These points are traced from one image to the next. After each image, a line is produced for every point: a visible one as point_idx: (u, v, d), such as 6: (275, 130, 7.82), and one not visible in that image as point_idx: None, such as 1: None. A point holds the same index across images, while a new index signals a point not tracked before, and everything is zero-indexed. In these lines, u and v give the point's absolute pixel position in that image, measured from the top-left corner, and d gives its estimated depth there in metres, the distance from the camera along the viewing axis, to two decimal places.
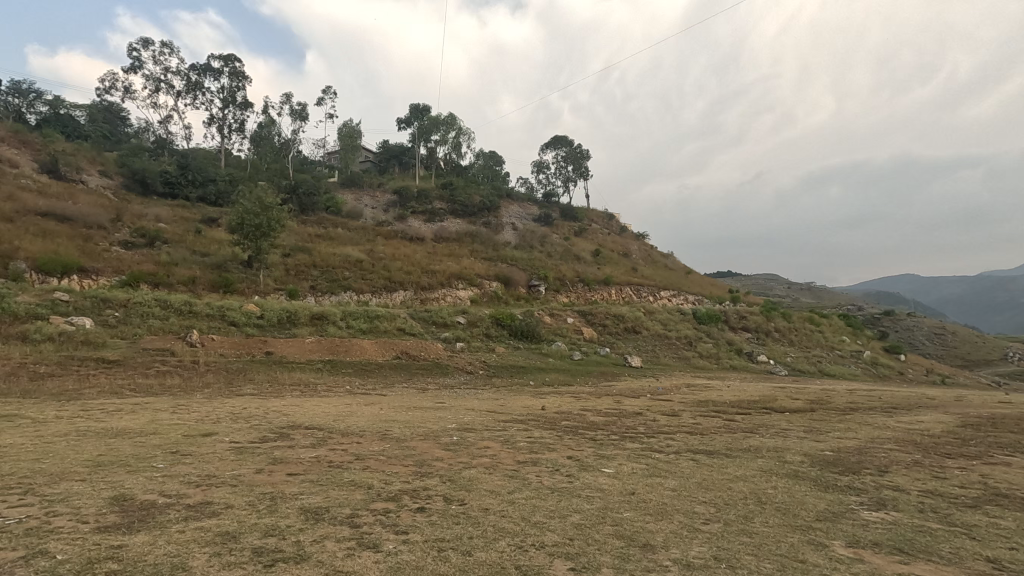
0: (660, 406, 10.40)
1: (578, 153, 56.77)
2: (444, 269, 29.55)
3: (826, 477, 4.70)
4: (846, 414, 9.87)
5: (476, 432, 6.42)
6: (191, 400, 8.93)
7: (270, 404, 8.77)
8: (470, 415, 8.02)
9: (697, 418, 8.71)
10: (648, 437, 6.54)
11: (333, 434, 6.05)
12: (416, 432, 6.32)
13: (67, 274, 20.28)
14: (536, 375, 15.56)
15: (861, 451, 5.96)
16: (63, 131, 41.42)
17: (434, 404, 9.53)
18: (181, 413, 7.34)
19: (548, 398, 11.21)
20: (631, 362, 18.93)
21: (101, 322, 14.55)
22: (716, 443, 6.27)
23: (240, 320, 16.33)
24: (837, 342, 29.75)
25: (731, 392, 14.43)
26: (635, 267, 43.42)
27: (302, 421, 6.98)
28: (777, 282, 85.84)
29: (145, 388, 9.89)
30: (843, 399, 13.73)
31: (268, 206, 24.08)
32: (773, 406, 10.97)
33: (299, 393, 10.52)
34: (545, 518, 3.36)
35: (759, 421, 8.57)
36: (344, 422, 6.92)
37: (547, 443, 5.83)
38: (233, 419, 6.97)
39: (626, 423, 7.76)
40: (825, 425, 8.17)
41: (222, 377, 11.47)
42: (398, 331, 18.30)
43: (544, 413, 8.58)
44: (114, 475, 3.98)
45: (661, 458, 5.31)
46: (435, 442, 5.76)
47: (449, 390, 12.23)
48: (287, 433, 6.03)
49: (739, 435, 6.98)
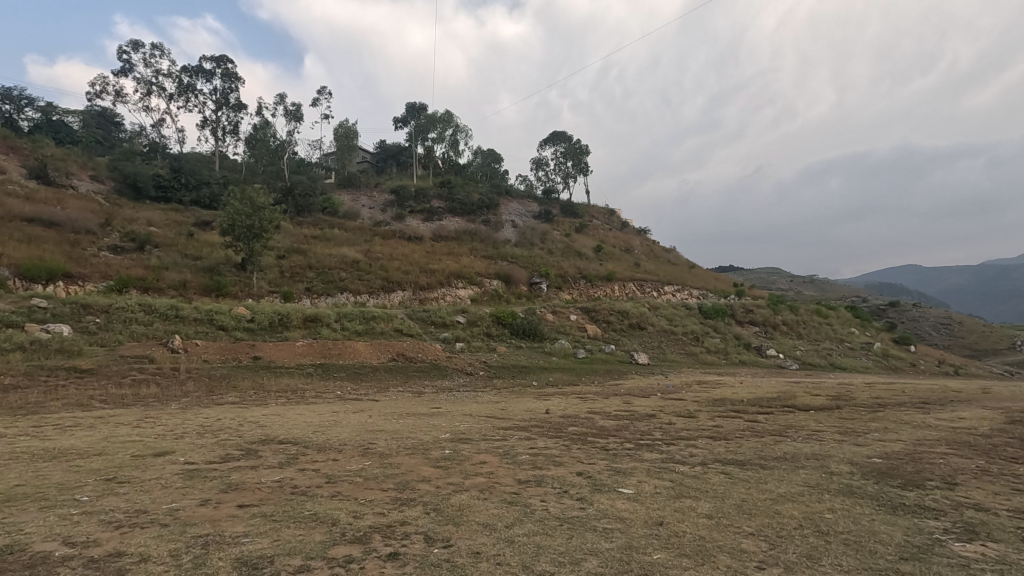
0: (673, 407, 9.64)
1: (577, 149, 55.98)
2: (443, 269, 28.81)
3: (888, 494, 3.91)
4: (876, 411, 9.13)
5: (473, 444, 5.66)
6: (164, 411, 8.19)
7: (248, 414, 7.99)
8: (469, 422, 7.27)
9: (715, 419, 7.96)
10: (666, 444, 5.79)
11: (308, 450, 5.27)
12: (405, 445, 5.56)
13: (53, 280, 19.61)
14: (538, 374, 14.82)
15: (916, 458, 5.18)
16: (53, 137, 40.79)
17: (430, 410, 8.75)
18: (147, 427, 6.58)
19: (553, 400, 10.46)
20: (638, 360, 18.20)
21: (81, 328, 13.85)
22: (745, 450, 5.51)
23: (229, 323, 15.59)
24: (846, 335, 28.98)
25: (744, 389, 13.64)
26: (638, 262, 42.65)
27: (276, 434, 6.18)
28: (779, 275, 85.04)
29: (116, 399, 9.14)
30: (865, 394, 12.90)
31: (259, 206, 23.31)
32: (794, 403, 10.20)
33: (285, 401, 9.73)
34: (553, 567, 2.60)
35: (784, 421, 7.80)
36: (324, 435, 6.13)
37: (554, 456, 5.05)
38: (200, 433, 6.19)
39: (640, 428, 7.00)
40: (859, 425, 7.42)
41: (204, 385, 10.74)
42: (396, 332, 17.58)
43: (548, 418, 7.83)
44: (19, 514, 3.23)
45: (688, 472, 4.54)
46: (424, 457, 5.00)
47: (446, 394, 11.52)
48: (255, 450, 5.26)
49: (766, 439, 6.26)
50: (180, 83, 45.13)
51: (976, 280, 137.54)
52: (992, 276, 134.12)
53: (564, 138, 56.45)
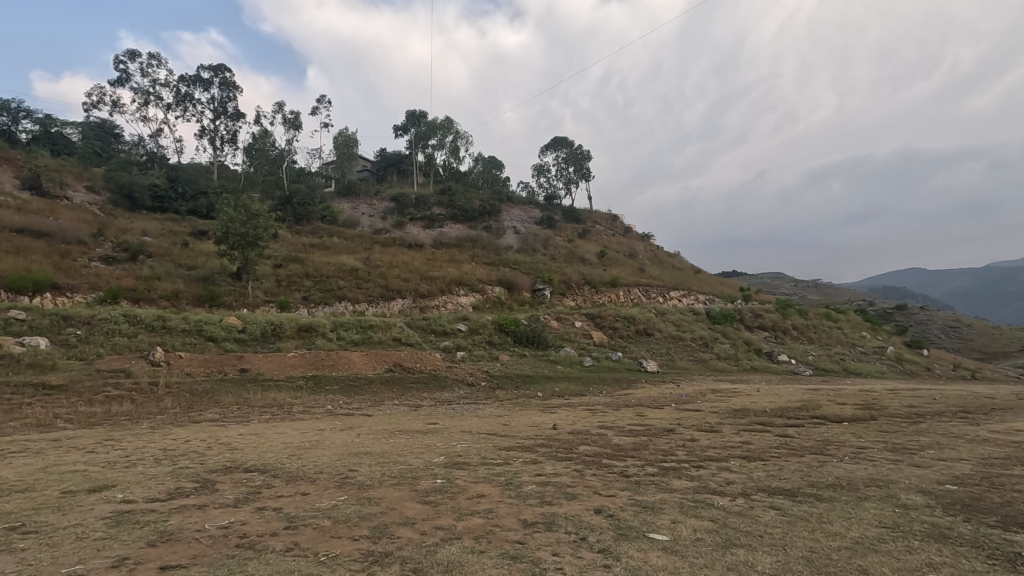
0: (692, 419, 8.82)
1: (579, 154, 55.26)
2: (444, 276, 28.07)
3: (993, 538, 3.09)
4: (917, 422, 8.26)
5: (470, 470, 4.86)
6: (132, 432, 7.40)
7: (223, 434, 7.18)
8: (468, 441, 6.45)
9: (742, 435, 7.12)
10: (693, 468, 4.99)
11: (275, 482, 4.46)
12: (392, 474, 4.75)
13: (40, 291, 18.89)
14: (544, 385, 14.01)
15: (997, 484, 4.34)
16: (50, 148, 40.38)
17: (426, 426, 7.93)
18: (105, 452, 5.81)
19: (560, 413, 9.59)
20: (646, 367, 17.37)
21: (60, 341, 13.13)
22: (791, 475, 4.65)
23: (218, 334, 14.85)
24: (858, 339, 28.05)
25: (763, 398, 12.77)
26: (642, 267, 41.80)
27: (245, 460, 5.38)
28: (784, 279, 83.98)
29: (83, 418, 8.35)
30: (894, 401, 12.02)
31: (254, 213, 22.63)
32: (821, 414, 9.37)
33: (269, 417, 8.92)
34: None
35: (820, 436, 6.99)
36: (300, 461, 5.30)
37: (566, 487, 4.24)
38: (157, 459, 5.37)
39: (660, 447, 6.19)
40: (906, 439, 6.59)
41: (183, 401, 9.95)
42: (394, 341, 16.80)
43: (556, 434, 6.99)
44: None
45: (730, 506, 3.71)
46: (410, 490, 4.20)
47: (445, 407, 10.71)
48: (212, 481, 4.48)
49: (809, 459, 5.40)
50: (178, 93, 44.73)
51: (982, 281, 135.97)
52: (998, 277, 132.57)
53: (566, 144, 55.83)
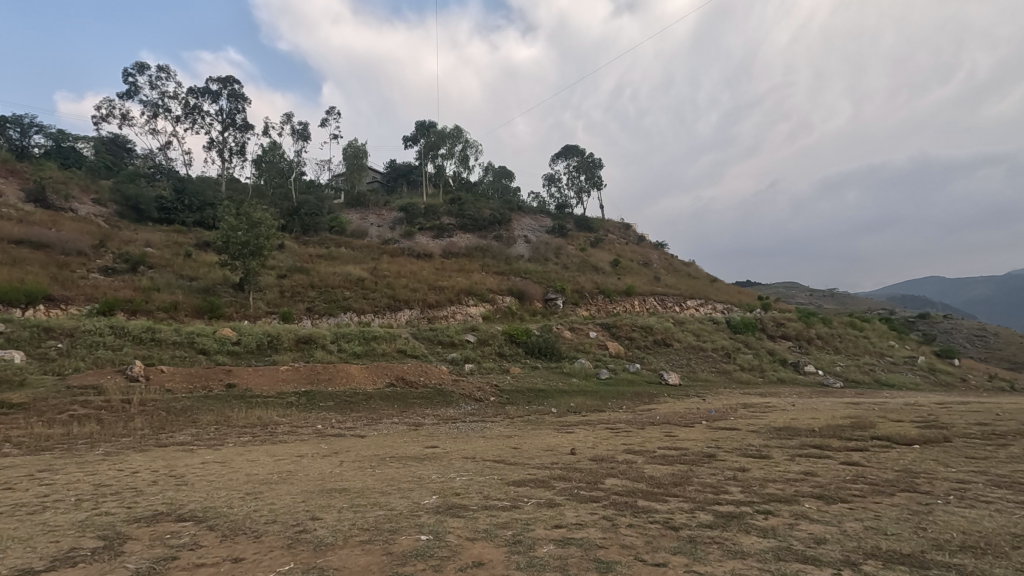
0: (733, 442, 7.59)
1: (590, 163, 54.19)
2: (453, 286, 27.02)
3: None
4: (1001, 446, 6.95)
5: (465, 520, 3.69)
6: (83, 460, 6.33)
7: (183, 464, 6.06)
8: (468, 473, 5.29)
9: (801, 463, 5.88)
10: (761, 518, 3.73)
11: (206, 540, 3.34)
12: (363, 526, 3.60)
13: (33, 304, 18.14)
14: (558, 400, 12.80)
15: None
16: (61, 162, 40.17)
17: (422, 452, 6.78)
18: (30, 492, 4.75)
19: (578, 434, 8.42)
20: (668, 379, 16.07)
21: (39, 355, 12.23)
22: (901, 531, 3.41)
23: (211, 346, 13.87)
24: (887, 348, 26.47)
25: (803, 413, 11.47)
26: (657, 276, 40.50)
27: (186, 502, 4.25)
28: (801, 289, 82.04)
29: (35, 442, 7.32)
30: (953, 418, 10.59)
31: (256, 221, 21.72)
32: (881, 436, 8.03)
33: (248, 440, 7.80)
34: None
35: (898, 465, 5.72)
36: (253, 505, 4.14)
37: (599, 554, 3.01)
38: (75, 502, 4.27)
39: (707, 481, 4.96)
40: (1009, 471, 5.33)
41: (157, 421, 8.91)
42: (398, 353, 15.71)
43: (576, 463, 5.83)
44: None
45: None
46: (381, 554, 3.06)
47: (449, 426, 9.52)
48: (120, 541, 3.34)
49: (909, 502, 4.14)
50: (187, 105, 44.51)
51: (1004, 290, 132.51)
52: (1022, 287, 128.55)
53: (577, 152, 54.82)
